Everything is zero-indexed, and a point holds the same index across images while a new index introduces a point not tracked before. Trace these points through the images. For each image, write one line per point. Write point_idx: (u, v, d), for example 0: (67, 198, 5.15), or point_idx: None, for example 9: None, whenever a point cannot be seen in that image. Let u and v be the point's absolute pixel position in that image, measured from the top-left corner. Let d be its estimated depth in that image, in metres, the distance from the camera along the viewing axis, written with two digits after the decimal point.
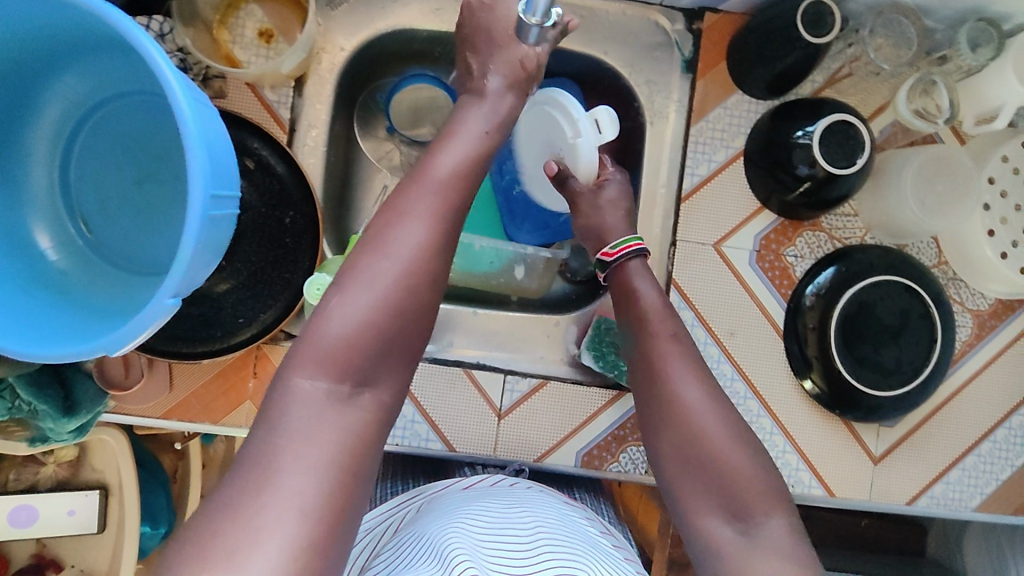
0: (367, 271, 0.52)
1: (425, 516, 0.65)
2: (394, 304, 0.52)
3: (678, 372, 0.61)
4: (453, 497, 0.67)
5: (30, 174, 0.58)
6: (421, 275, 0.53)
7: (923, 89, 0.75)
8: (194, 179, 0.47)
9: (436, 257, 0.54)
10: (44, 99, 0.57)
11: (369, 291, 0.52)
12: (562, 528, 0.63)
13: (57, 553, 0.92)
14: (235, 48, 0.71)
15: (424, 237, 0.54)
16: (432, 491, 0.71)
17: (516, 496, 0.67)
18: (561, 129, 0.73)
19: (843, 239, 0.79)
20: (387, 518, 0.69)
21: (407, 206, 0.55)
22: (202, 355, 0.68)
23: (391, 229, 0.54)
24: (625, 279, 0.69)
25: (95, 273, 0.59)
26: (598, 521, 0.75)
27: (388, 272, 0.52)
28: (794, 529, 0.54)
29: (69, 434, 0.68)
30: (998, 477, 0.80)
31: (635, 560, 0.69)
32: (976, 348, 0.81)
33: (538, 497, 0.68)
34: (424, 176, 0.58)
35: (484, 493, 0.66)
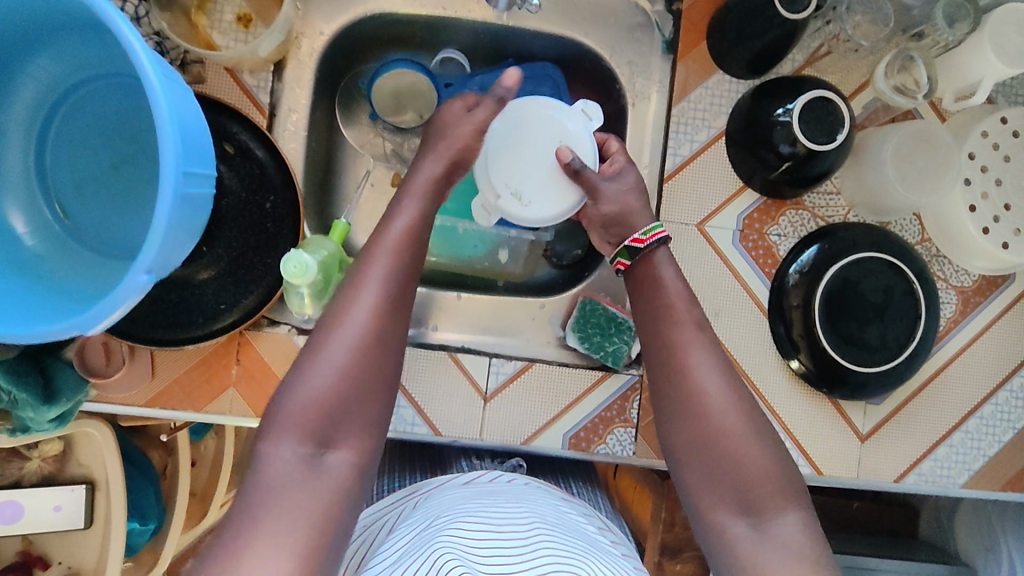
0: (329, 340, 0.58)
1: (422, 512, 0.66)
2: (357, 367, 0.57)
3: (697, 363, 0.63)
4: (450, 494, 0.67)
5: (6, 159, 0.58)
6: (379, 336, 0.59)
7: (901, 65, 0.75)
8: (165, 157, 0.47)
9: (383, 333, 0.59)
10: (17, 82, 0.56)
11: (332, 359, 0.57)
12: (558, 523, 0.64)
13: (44, 550, 0.91)
14: (214, 33, 0.70)
15: (378, 301, 0.60)
16: (427, 487, 0.72)
17: (515, 493, 0.68)
18: (557, 124, 0.71)
19: (826, 217, 0.79)
20: (385, 516, 0.70)
21: (362, 273, 0.61)
22: (185, 341, 0.68)
23: (340, 311, 0.59)
24: (651, 269, 0.68)
25: (72, 257, 0.59)
26: (598, 520, 0.74)
27: (348, 339, 0.58)
28: (806, 523, 0.57)
29: (50, 424, 0.68)
30: (986, 453, 0.80)
31: (633, 559, 0.69)
32: (960, 324, 0.81)
33: (536, 495, 0.69)
34: (377, 241, 0.63)
35: (483, 490, 0.68)
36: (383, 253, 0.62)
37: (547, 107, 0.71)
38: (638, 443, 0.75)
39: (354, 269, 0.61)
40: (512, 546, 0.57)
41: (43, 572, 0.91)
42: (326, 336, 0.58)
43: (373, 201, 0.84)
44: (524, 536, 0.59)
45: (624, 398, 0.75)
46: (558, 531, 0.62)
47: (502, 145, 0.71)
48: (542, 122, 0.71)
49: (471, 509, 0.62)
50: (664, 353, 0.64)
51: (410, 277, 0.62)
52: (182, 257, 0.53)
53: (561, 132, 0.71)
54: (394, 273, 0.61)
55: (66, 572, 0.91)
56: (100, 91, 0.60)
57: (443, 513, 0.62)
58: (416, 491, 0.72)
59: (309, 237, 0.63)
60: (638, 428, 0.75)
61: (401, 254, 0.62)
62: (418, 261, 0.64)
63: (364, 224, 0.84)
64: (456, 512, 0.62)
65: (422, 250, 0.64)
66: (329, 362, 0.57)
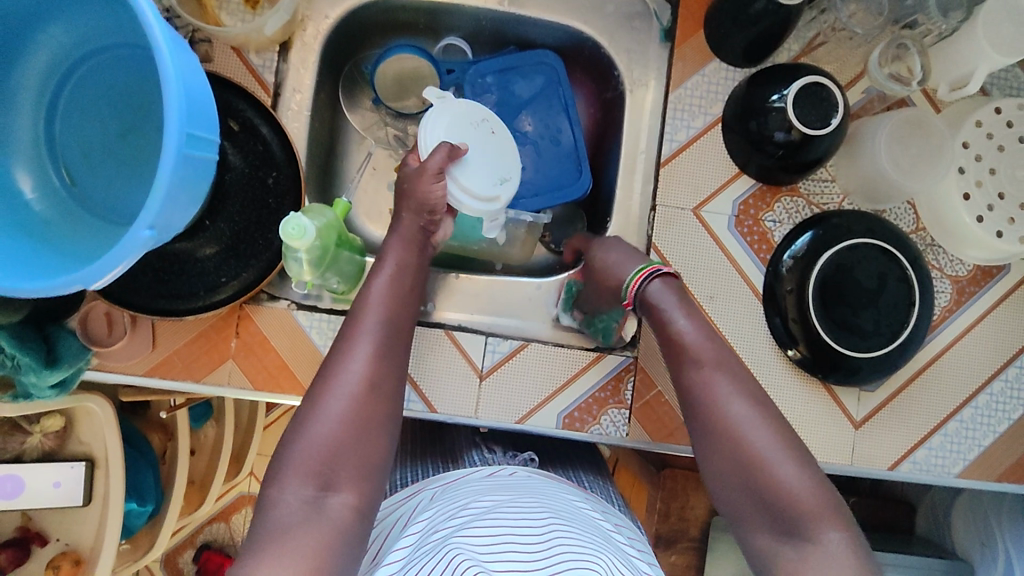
0: (328, 393, 0.59)
1: (434, 504, 0.65)
2: (358, 415, 0.59)
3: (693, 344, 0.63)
4: (463, 488, 0.67)
5: (17, 125, 0.60)
6: (376, 382, 0.61)
7: (895, 54, 0.76)
8: (168, 118, 0.48)
9: (380, 375, 0.62)
10: (30, 51, 0.59)
11: (333, 408, 0.59)
12: (574, 517, 0.62)
13: (42, 526, 0.92)
14: (223, 13, 0.72)
15: (372, 350, 0.62)
16: (434, 483, 0.71)
17: (527, 485, 0.68)
18: (471, 129, 0.70)
19: (821, 205, 0.80)
20: (395, 511, 0.70)
21: (354, 326, 0.64)
22: (186, 312, 0.69)
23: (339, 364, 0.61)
24: (654, 307, 0.67)
25: (76, 222, 0.61)
26: (606, 509, 0.72)
27: (346, 389, 0.59)
28: (852, 544, 0.55)
29: (52, 391, 0.69)
30: (981, 443, 0.80)
31: (644, 549, 0.67)
32: (955, 314, 0.81)
33: (548, 485, 0.68)
34: (366, 297, 0.66)
35: (498, 484, 0.67)
36: (373, 308, 0.65)
37: (439, 117, 0.69)
38: (631, 425, 0.75)
39: (348, 325, 0.64)
40: (524, 536, 0.56)
41: (40, 549, 0.92)
42: (324, 391, 0.60)
43: (375, 183, 0.86)
44: (540, 528, 0.58)
45: (618, 379, 0.76)
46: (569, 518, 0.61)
47: (461, 172, 0.68)
48: (454, 128, 0.70)
49: (483, 504, 0.62)
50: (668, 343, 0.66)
51: (400, 329, 0.66)
52: (184, 221, 0.55)
53: (466, 119, 0.71)
54: (385, 326, 0.64)
55: (63, 549, 0.92)
56: (110, 63, 0.62)
57: (456, 508, 0.62)
58: (425, 485, 0.72)
59: (311, 206, 0.64)
60: (632, 409, 0.75)
61: (392, 308, 0.66)
62: (406, 314, 0.67)
63: (363, 207, 0.85)
64: (468, 509, 0.61)
65: (410, 303, 0.68)
66: (330, 413, 0.58)
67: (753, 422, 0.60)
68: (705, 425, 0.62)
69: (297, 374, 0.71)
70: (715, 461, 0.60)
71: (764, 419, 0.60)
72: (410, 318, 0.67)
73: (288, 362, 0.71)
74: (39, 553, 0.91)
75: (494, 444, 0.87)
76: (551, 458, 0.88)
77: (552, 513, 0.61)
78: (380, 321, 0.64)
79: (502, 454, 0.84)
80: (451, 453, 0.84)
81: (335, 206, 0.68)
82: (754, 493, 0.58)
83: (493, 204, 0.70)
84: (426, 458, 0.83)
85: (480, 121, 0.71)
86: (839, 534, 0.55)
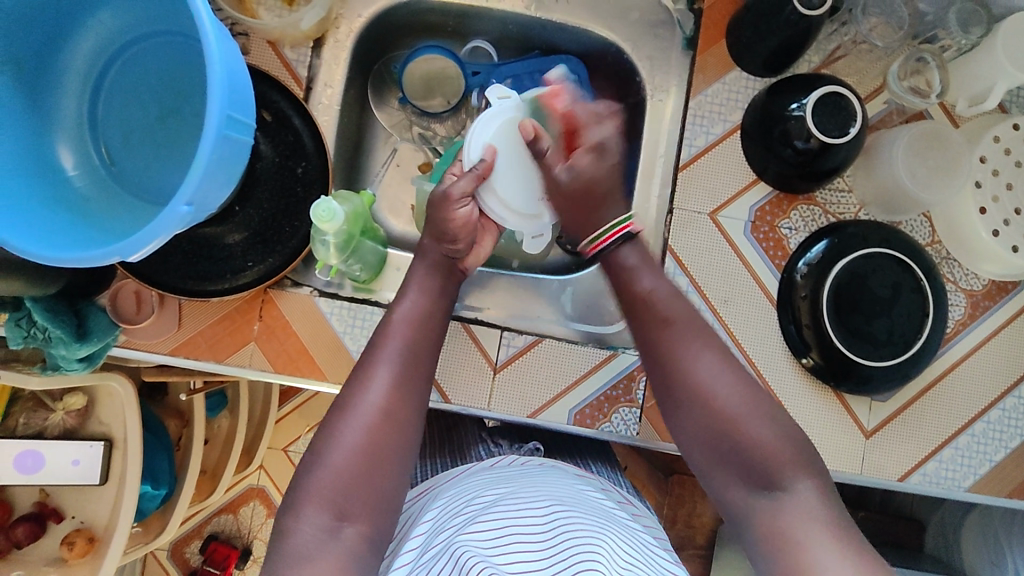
0: (342, 421, 0.59)
1: (442, 498, 0.66)
2: (374, 445, 0.58)
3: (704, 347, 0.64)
4: (469, 482, 0.68)
5: (63, 106, 0.64)
6: (394, 412, 0.60)
7: (914, 67, 0.78)
8: (211, 99, 0.50)
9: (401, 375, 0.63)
10: (78, 34, 0.62)
11: (349, 436, 0.58)
12: (577, 501, 0.63)
13: (59, 503, 0.94)
14: (261, 8, 0.76)
15: (392, 379, 0.61)
16: (444, 478, 0.71)
17: (531, 476, 0.68)
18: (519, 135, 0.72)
19: (837, 214, 0.80)
20: (407, 511, 0.70)
21: (375, 353, 0.63)
22: (212, 293, 0.71)
23: (356, 393, 0.60)
24: (622, 266, 0.70)
25: (113, 200, 0.64)
26: (615, 491, 0.74)
27: (362, 418, 0.59)
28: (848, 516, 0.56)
29: (79, 364, 0.73)
30: (992, 459, 0.80)
31: (655, 529, 0.69)
32: (969, 328, 0.81)
33: (551, 473, 0.69)
34: (389, 326, 0.65)
35: (500, 476, 0.67)
36: (395, 339, 0.64)
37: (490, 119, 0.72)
38: (642, 424, 0.76)
39: (369, 353, 0.63)
40: (531, 529, 0.56)
41: (56, 525, 0.94)
42: (340, 419, 0.59)
43: (399, 179, 0.88)
44: (545, 517, 0.58)
45: (630, 378, 0.76)
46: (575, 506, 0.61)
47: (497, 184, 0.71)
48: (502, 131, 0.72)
49: (487, 497, 0.62)
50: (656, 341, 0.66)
51: (422, 355, 0.65)
52: (219, 200, 0.57)
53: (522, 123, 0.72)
54: (405, 353, 0.64)
55: (78, 526, 0.94)
56: (151, 50, 0.65)
57: (461, 504, 0.62)
58: (437, 481, 0.72)
59: (339, 192, 0.67)
60: (643, 408, 0.76)
61: (414, 337, 0.65)
62: (428, 345, 0.66)
63: (387, 202, 0.87)
64: (475, 502, 0.61)
65: (432, 334, 0.67)
66: (346, 440, 0.58)
67: (723, 382, 0.62)
68: (673, 389, 0.63)
69: (316, 360, 0.73)
70: (688, 423, 0.62)
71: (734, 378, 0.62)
72: (434, 344, 0.66)
73: (308, 347, 0.73)
74: (55, 529, 0.94)
75: (501, 438, 0.87)
76: (557, 449, 0.89)
77: (561, 500, 0.62)
78: (400, 347, 0.64)
79: (509, 447, 0.85)
80: (459, 449, 0.85)
81: (360, 194, 0.70)
82: (731, 457, 0.59)
83: (525, 221, 0.73)
84: (437, 456, 0.84)
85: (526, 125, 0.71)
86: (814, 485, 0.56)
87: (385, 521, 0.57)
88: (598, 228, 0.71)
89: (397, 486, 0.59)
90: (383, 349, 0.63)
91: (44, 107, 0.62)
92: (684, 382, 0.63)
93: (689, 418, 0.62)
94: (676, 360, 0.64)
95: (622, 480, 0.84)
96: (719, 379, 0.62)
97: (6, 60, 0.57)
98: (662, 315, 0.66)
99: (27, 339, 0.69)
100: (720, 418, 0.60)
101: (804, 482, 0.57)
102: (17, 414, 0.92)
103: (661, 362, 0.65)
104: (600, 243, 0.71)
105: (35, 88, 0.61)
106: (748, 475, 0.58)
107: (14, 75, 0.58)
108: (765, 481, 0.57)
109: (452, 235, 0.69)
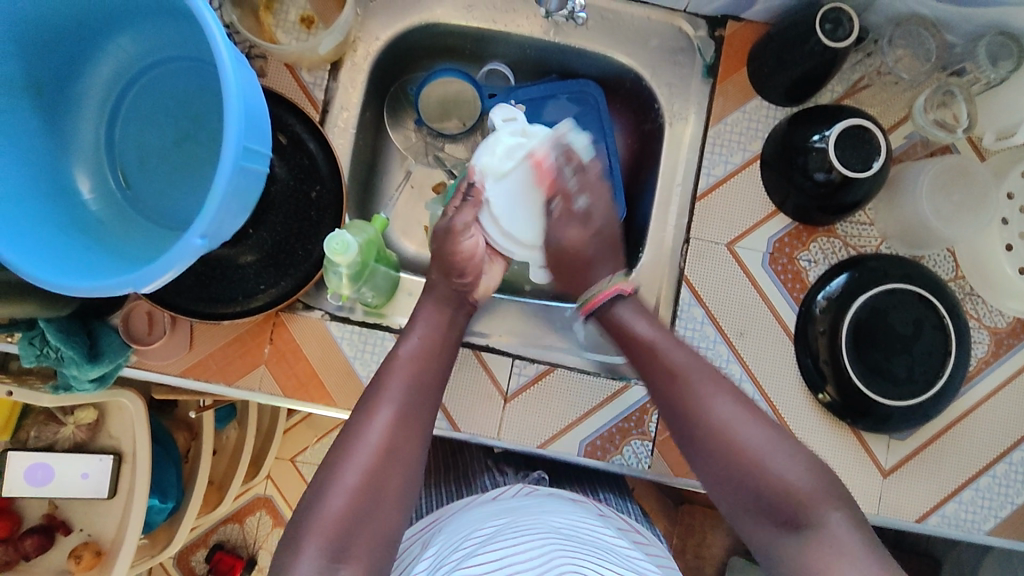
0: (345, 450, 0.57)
1: (442, 536, 0.64)
2: (372, 485, 0.57)
3: (710, 387, 0.62)
4: (472, 515, 0.66)
5: (81, 129, 0.64)
6: (393, 452, 0.59)
7: (941, 100, 0.76)
8: (227, 131, 0.50)
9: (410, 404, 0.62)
10: (97, 58, 0.63)
11: (348, 476, 0.57)
12: (579, 532, 0.60)
13: (67, 515, 0.94)
14: (278, 31, 0.77)
15: (394, 417, 0.60)
16: (449, 512, 0.70)
17: (536, 507, 0.66)
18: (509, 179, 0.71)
19: (858, 247, 0.79)
20: (412, 545, 0.68)
21: (380, 389, 0.62)
22: (223, 316, 0.71)
23: (361, 422, 0.59)
24: (620, 324, 0.68)
25: (127, 223, 0.65)
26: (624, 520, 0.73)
27: (363, 457, 0.57)
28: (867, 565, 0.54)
29: (91, 384, 0.73)
30: (1013, 501, 0.78)
31: (662, 561, 0.66)
32: (992, 366, 0.79)
33: (557, 504, 0.67)
34: (392, 366, 0.64)
35: (503, 508, 0.66)
36: (396, 381, 0.62)
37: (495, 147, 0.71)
38: (653, 457, 0.75)
39: (372, 390, 0.62)
40: (528, 556, 0.54)
41: (64, 537, 0.94)
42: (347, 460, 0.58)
43: (413, 201, 0.88)
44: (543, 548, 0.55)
45: (642, 410, 0.75)
46: (578, 538, 0.59)
47: (495, 212, 0.71)
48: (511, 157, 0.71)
49: (487, 531, 0.60)
50: (671, 373, 0.64)
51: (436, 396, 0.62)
52: (232, 229, 0.56)
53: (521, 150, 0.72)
54: (410, 393, 0.62)
55: (85, 540, 0.94)
56: (169, 74, 0.66)
57: (461, 539, 0.60)
58: (441, 514, 0.71)
59: (352, 221, 0.67)
60: (655, 441, 0.75)
61: (416, 378, 0.63)
62: (431, 387, 0.64)
63: (400, 223, 0.87)
64: (475, 535, 0.60)
65: (433, 373, 0.65)
66: (345, 481, 0.56)
67: (743, 418, 0.60)
68: (686, 428, 0.61)
69: (325, 384, 0.72)
70: (708, 465, 0.60)
71: (749, 413, 0.60)
72: (438, 382, 0.65)
73: (317, 371, 0.73)
74: (62, 542, 0.94)
75: (507, 467, 0.85)
76: (564, 477, 0.86)
77: (562, 531, 0.59)
78: (403, 384, 0.62)
79: (513, 475, 0.82)
80: (466, 477, 0.83)
81: (374, 221, 0.70)
82: (754, 494, 0.57)
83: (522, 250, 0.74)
84: (442, 486, 0.83)
85: (556, 144, 0.71)
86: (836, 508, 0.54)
87: (389, 556, 0.56)
88: (590, 288, 0.71)
89: (405, 519, 0.58)
90: (386, 387, 0.62)
91: (63, 130, 0.63)
92: (699, 421, 0.61)
93: (708, 455, 0.60)
94: (691, 398, 0.62)
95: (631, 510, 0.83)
96: (734, 413, 0.60)
97: (25, 84, 0.57)
98: (669, 368, 0.64)
99: (40, 358, 0.69)
100: (742, 457, 0.58)
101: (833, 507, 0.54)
102: (29, 427, 0.93)
103: (671, 403, 0.63)
104: (591, 304, 0.70)
105: (54, 112, 0.61)
106: (772, 510, 0.56)
107: (33, 99, 0.59)
108: (792, 513, 0.55)
109: (464, 261, 0.69)
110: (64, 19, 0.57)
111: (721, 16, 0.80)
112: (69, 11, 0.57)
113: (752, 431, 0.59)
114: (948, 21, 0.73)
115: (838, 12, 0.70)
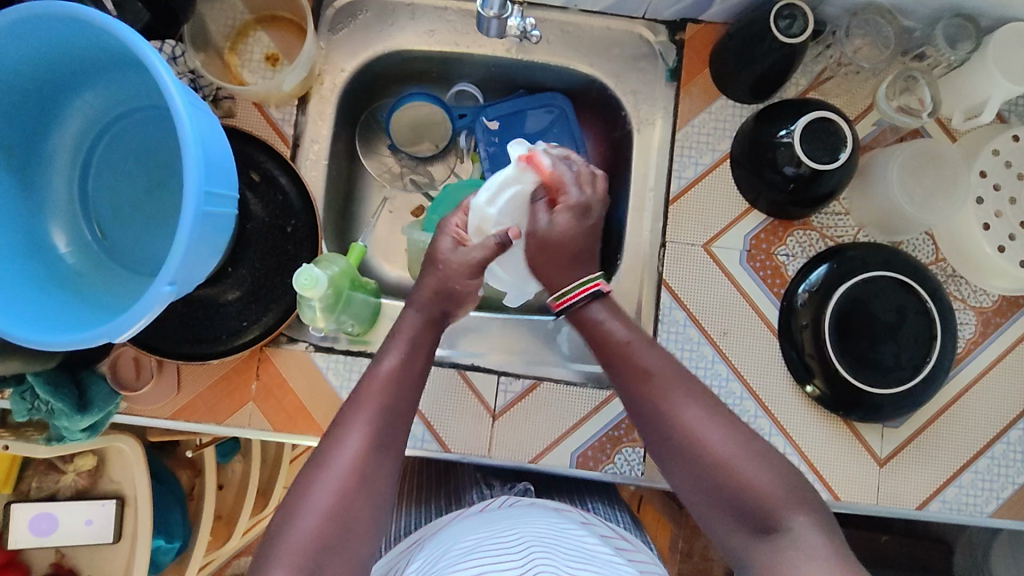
0: (321, 475, 0.56)
1: (426, 549, 0.64)
2: (345, 488, 0.55)
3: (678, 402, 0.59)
4: (454, 528, 0.66)
5: (54, 187, 0.66)
6: (363, 464, 0.56)
7: (904, 85, 0.77)
8: (188, 177, 0.51)
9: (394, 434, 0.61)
10: (65, 116, 0.65)
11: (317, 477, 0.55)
12: (557, 540, 0.59)
13: (74, 562, 0.96)
14: (245, 71, 0.79)
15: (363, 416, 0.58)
16: (433, 528, 0.69)
17: (512, 517, 0.65)
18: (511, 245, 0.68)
19: (835, 238, 0.79)
20: (393, 562, 0.68)
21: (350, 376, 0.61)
22: (210, 356, 0.72)
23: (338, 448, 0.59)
24: (592, 325, 0.64)
25: (104, 273, 0.66)
26: (610, 527, 0.72)
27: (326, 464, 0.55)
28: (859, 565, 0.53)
29: (82, 433, 0.74)
30: (1014, 481, 0.77)
31: (647, 564, 0.65)
32: (981, 347, 0.79)
33: (534, 513, 0.66)
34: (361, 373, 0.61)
35: (484, 521, 0.65)
36: (370, 400, 0.60)
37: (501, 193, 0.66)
38: (646, 463, 0.75)
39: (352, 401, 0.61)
40: (505, 566, 0.53)
41: None
42: (312, 480, 0.56)
43: (392, 225, 0.88)
44: (519, 557, 0.55)
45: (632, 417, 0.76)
46: (556, 546, 0.58)
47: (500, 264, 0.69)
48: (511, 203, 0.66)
49: (468, 543, 0.59)
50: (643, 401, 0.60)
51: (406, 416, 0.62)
52: (203, 271, 0.58)
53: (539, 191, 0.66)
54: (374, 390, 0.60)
55: None
56: (139, 124, 0.68)
57: (443, 552, 0.59)
58: (426, 530, 0.69)
59: (323, 254, 0.69)
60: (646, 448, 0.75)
61: (390, 392, 0.61)
62: (404, 387, 0.62)
63: (380, 249, 0.88)
64: (458, 545, 0.60)
65: (414, 388, 0.63)
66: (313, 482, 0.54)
67: (710, 423, 0.57)
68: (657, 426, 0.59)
69: (313, 416, 0.73)
70: (676, 463, 0.58)
71: (722, 421, 0.58)
72: (398, 376, 0.63)
73: (304, 403, 0.73)
74: None
75: (494, 480, 0.85)
76: (553, 487, 0.86)
77: (541, 539, 0.59)
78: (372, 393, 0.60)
79: (501, 488, 0.82)
80: (456, 492, 0.83)
81: (349, 252, 0.73)
82: (724, 500, 0.55)
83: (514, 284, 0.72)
84: (430, 501, 0.82)
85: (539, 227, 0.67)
86: (808, 516, 0.52)
87: None
88: (568, 283, 0.65)
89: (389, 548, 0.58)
90: (363, 392, 0.61)
91: (36, 189, 0.64)
92: (668, 425, 0.58)
93: (677, 459, 0.57)
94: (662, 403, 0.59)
95: (623, 518, 0.83)
96: (708, 422, 0.57)
97: None
98: (643, 367, 0.61)
99: (32, 411, 0.70)
100: (723, 474, 0.55)
101: (800, 516, 0.52)
102: (30, 479, 0.94)
103: (638, 403, 0.61)
104: (567, 300, 0.65)
105: (26, 171, 0.63)
106: (746, 522, 0.54)
107: (4, 161, 0.60)
108: (768, 522, 0.53)
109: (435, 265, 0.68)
110: (30, 82, 0.58)
111: (680, 20, 0.81)
112: (32, 75, 0.58)
113: (725, 435, 0.57)
114: (904, 8, 0.73)
115: (793, 7, 0.70)
